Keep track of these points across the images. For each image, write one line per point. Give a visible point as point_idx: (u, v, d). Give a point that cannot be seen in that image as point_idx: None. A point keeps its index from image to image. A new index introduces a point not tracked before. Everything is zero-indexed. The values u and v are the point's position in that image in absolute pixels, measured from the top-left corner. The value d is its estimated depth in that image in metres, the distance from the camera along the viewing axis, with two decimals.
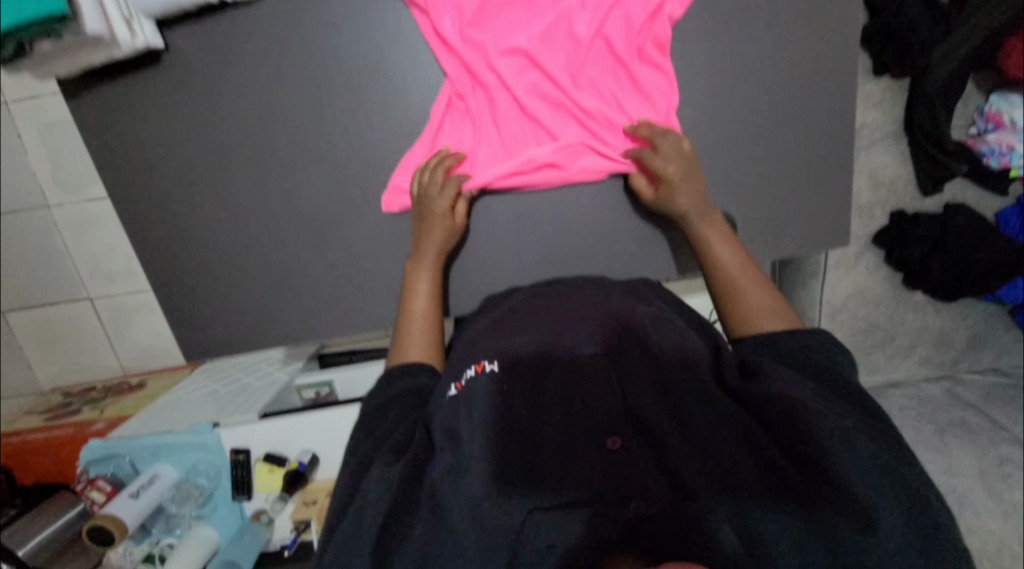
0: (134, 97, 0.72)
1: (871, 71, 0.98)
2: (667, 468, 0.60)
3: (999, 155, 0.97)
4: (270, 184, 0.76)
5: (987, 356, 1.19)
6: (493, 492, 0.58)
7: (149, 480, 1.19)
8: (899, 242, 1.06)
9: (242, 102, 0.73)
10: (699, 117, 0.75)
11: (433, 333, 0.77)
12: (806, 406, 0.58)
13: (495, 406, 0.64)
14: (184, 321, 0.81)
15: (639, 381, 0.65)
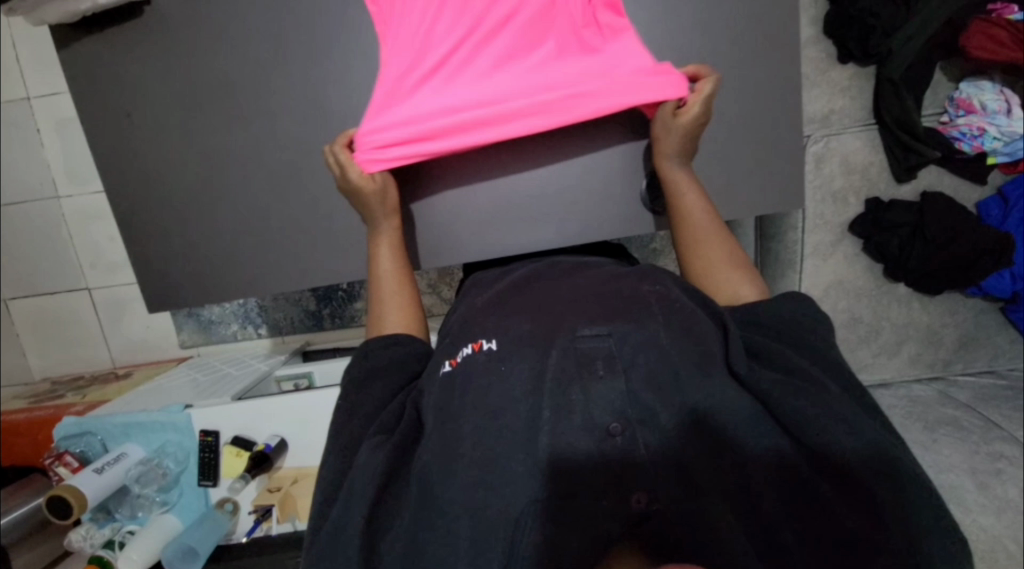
0: (115, 50, 0.76)
1: (837, 58, 1.00)
2: (678, 466, 0.54)
3: (970, 138, 0.98)
4: (234, 133, 0.78)
5: (983, 357, 1.14)
6: (488, 480, 0.54)
7: (115, 458, 1.19)
8: (876, 229, 1.05)
9: (212, 53, 0.76)
10: None
11: (406, 301, 0.75)
12: (827, 402, 0.54)
13: (485, 386, 0.57)
14: (150, 270, 0.83)
15: (649, 365, 0.55)
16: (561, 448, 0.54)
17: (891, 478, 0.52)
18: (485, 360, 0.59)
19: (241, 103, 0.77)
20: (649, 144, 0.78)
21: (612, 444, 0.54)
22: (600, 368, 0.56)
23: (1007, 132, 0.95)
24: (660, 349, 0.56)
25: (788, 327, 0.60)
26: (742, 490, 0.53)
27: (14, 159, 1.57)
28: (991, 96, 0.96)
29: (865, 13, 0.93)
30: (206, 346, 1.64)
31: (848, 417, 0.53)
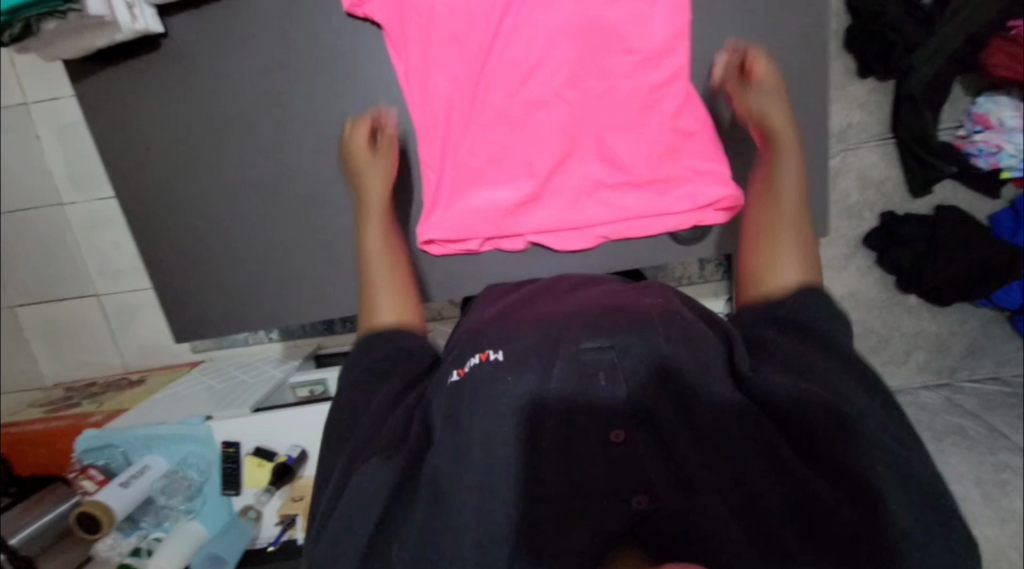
0: (135, 83, 0.74)
1: (856, 72, 1.00)
2: (668, 453, 0.52)
3: (987, 155, 0.97)
4: (260, 166, 0.78)
5: (987, 364, 1.17)
6: (483, 495, 0.49)
7: (139, 471, 1.20)
8: (890, 243, 1.06)
9: (233, 85, 0.75)
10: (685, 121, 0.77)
11: (395, 281, 0.68)
12: (860, 413, 0.48)
13: (488, 401, 0.53)
14: (175, 303, 0.83)
15: (648, 378, 0.54)
16: (548, 443, 0.52)
17: (922, 502, 0.46)
18: (492, 369, 0.55)
19: (264, 133, 0.77)
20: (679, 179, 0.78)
21: (609, 444, 0.53)
22: (599, 375, 0.54)
23: None
24: (659, 348, 0.54)
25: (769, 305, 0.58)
26: (733, 481, 0.50)
27: (16, 166, 1.54)
28: (1010, 113, 0.95)
29: (886, 30, 0.92)
30: (219, 351, 1.64)
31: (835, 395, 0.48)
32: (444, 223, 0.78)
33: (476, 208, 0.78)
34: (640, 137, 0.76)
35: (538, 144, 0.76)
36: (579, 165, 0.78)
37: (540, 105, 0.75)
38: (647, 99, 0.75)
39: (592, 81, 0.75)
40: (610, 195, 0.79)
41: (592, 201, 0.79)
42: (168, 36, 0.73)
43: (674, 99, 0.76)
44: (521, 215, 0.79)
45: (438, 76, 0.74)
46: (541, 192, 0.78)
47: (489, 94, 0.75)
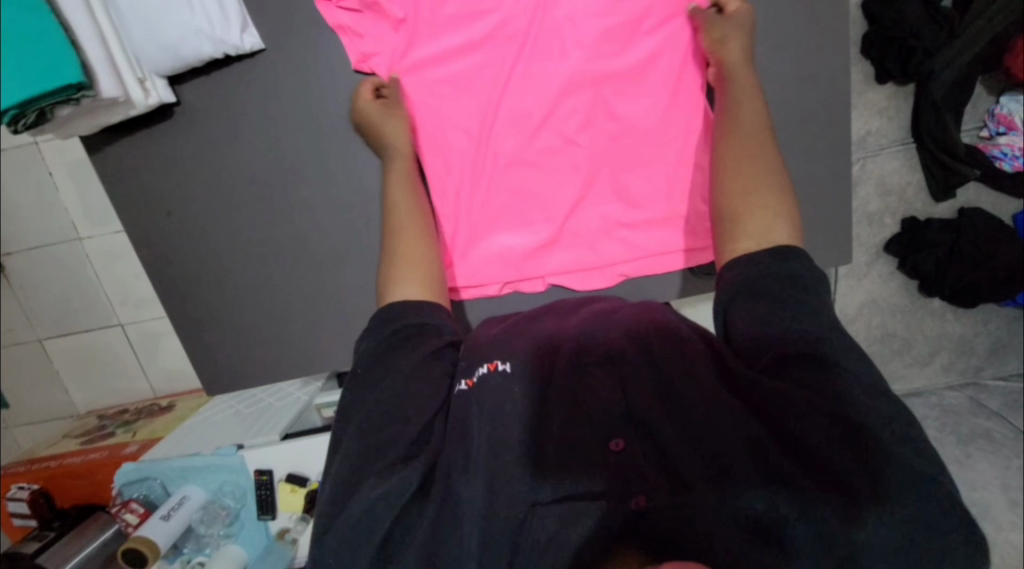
0: (151, 151, 0.75)
1: (874, 78, 0.97)
2: (661, 450, 0.55)
3: (1012, 158, 0.95)
4: (279, 223, 0.78)
5: (1013, 361, 1.16)
6: (491, 487, 0.55)
7: (178, 502, 1.24)
8: (912, 249, 1.04)
9: (246, 146, 0.75)
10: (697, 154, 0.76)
11: (423, 255, 0.68)
12: (833, 389, 0.50)
13: (503, 403, 0.59)
14: (206, 357, 0.85)
15: (640, 383, 0.60)
16: (542, 446, 0.57)
17: (916, 479, 0.46)
18: (502, 379, 0.61)
19: (281, 191, 0.77)
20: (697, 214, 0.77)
21: (608, 451, 0.56)
22: (598, 386, 0.61)
23: None
24: (652, 362, 0.61)
25: (768, 299, 0.55)
26: (719, 478, 0.51)
27: (31, 204, 1.55)
28: None
29: (906, 35, 0.89)
30: None
31: (820, 390, 0.50)
32: (468, 270, 0.79)
33: (498, 254, 0.79)
34: (655, 173, 0.76)
35: (554, 186, 0.77)
36: (596, 205, 0.78)
37: (554, 150, 0.76)
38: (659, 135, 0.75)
39: (602, 121, 0.75)
40: (629, 232, 0.79)
41: (611, 238, 0.79)
42: (180, 104, 0.73)
43: (686, 134, 0.75)
44: (542, 258, 0.79)
45: (450, 128, 0.75)
46: (560, 233, 0.79)
47: (502, 142, 0.75)
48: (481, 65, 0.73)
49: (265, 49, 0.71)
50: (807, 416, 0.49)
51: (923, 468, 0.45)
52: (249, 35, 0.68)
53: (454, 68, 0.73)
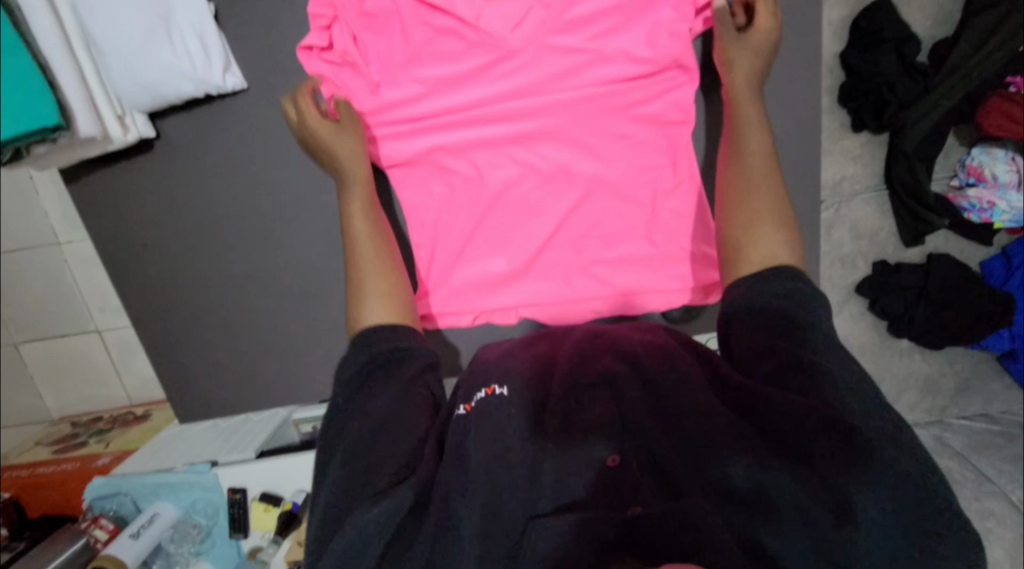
0: (128, 182, 0.75)
1: (850, 126, 0.99)
2: (653, 465, 0.57)
3: (980, 210, 0.99)
4: (254, 256, 0.78)
5: (976, 402, 1.19)
6: (491, 502, 0.55)
7: (149, 520, 1.24)
8: (883, 292, 1.07)
9: (223, 179, 0.75)
10: (678, 192, 0.73)
11: (390, 283, 0.67)
12: (824, 401, 0.53)
13: (506, 418, 0.60)
14: (177, 386, 0.84)
15: (633, 403, 0.60)
16: (531, 453, 0.58)
17: (896, 485, 0.49)
18: (500, 402, 0.61)
19: (257, 225, 0.77)
20: (671, 254, 0.74)
21: (606, 468, 0.57)
22: (594, 411, 0.60)
23: (1014, 207, 0.97)
24: (644, 382, 0.62)
25: (767, 331, 0.58)
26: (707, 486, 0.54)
27: (11, 208, 1.53)
28: (1003, 167, 0.96)
29: (881, 88, 0.91)
30: None
31: (807, 400, 0.53)
32: (441, 299, 0.75)
33: (469, 285, 0.75)
34: (633, 210, 0.73)
35: (529, 220, 0.73)
36: (574, 240, 0.74)
37: (531, 180, 0.72)
38: (640, 172, 0.71)
39: (582, 154, 0.71)
40: (606, 269, 0.75)
41: (589, 275, 0.75)
42: (159, 138, 0.73)
43: (668, 173, 0.72)
44: (516, 293, 0.75)
45: (425, 155, 0.71)
46: (534, 268, 0.75)
47: (478, 172, 0.72)
48: (458, 91, 0.70)
49: (247, 88, 0.71)
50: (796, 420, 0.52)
51: (897, 469, 0.50)
52: (231, 75, 0.68)
53: (430, 94, 0.70)
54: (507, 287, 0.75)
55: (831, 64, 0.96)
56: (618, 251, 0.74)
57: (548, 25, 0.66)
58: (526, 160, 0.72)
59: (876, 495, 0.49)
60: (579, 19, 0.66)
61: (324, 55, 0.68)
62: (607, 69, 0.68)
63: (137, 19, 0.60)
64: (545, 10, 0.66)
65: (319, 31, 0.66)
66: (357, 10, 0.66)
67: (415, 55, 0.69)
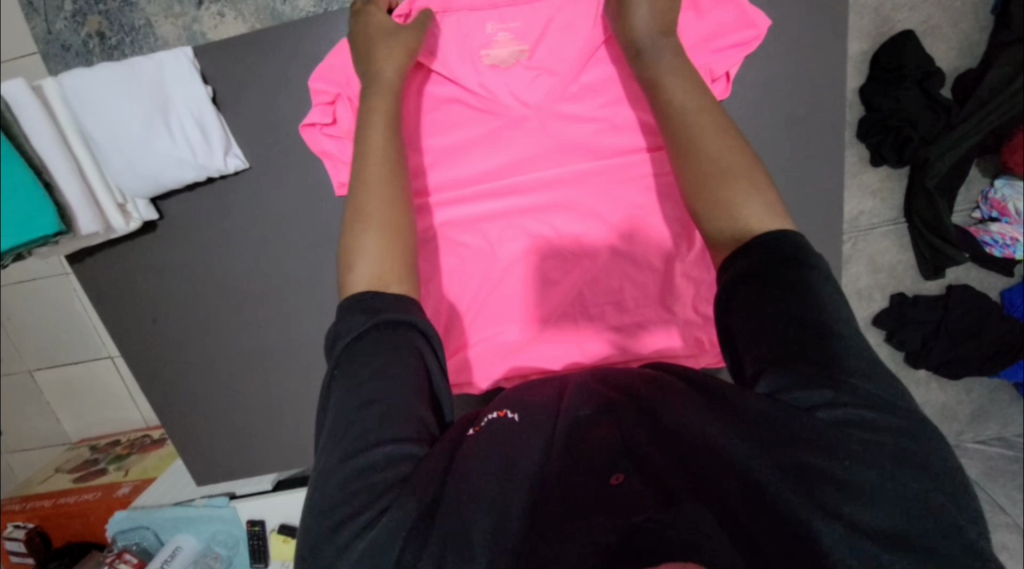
0: (153, 255, 0.79)
1: (869, 161, 0.96)
2: (656, 478, 0.54)
3: (1003, 246, 0.96)
4: (274, 321, 0.83)
5: (992, 427, 1.18)
6: (490, 523, 0.48)
7: (172, 553, 1.27)
8: (899, 325, 1.05)
9: (240, 257, 0.80)
10: (692, 258, 0.72)
11: (394, 219, 0.62)
12: (864, 415, 0.45)
13: (497, 443, 0.54)
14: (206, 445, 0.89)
15: (635, 426, 0.57)
16: (532, 465, 0.53)
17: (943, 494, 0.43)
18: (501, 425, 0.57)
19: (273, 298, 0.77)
20: (689, 322, 0.73)
21: (608, 486, 0.55)
22: (598, 434, 0.58)
23: None
24: (642, 411, 0.58)
25: (774, 322, 0.48)
26: (721, 501, 0.48)
27: None
28: None
29: (902, 124, 0.88)
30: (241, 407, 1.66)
31: (844, 403, 0.45)
32: (459, 366, 0.75)
33: (485, 350, 0.75)
34: (647, 277, 0.73)
35: (544, 283, 0.74)
36: (588, 305, 0.74)
37: (545, 247, 0.73)
38: (652, 238, 0.72)
39: (594, 217, 0.73)
40: (622, 335, 0.74)
41: (604, 340, 0.73)
42: (163, 220, 0.78)
43: (681, 240, 0.72)
44: (532, 359, 0.74)
45: (444, 219, 0.74)
46: (549, 333, 0.74)
47: (493, 236, 0.74)
48: (477, 158, 0.74)
49: (250, 167, 0.76)
50: (835, 435, 0.44)
51: (936, 482, 0.44)
52: (232, 156, 0.73)
53: (450, 161, 0.74)
54: (523, 352, 0.74)
55: (852, 99, 0.93)
56: (635, 315, 0.74)
57: (558, 92, 0.70)
58: (539, 224, 0.74)
59: (928, 508, 0.42)
60: (588, 88, 0.71)
61: (326, 130, 0.70)
62: (616, 137, 0.72)
63: (133, 114, 0.67)
64: (555, 80, 0.70)
65: (323, 108, 0.68)
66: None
67: (431, 123, 0.73)
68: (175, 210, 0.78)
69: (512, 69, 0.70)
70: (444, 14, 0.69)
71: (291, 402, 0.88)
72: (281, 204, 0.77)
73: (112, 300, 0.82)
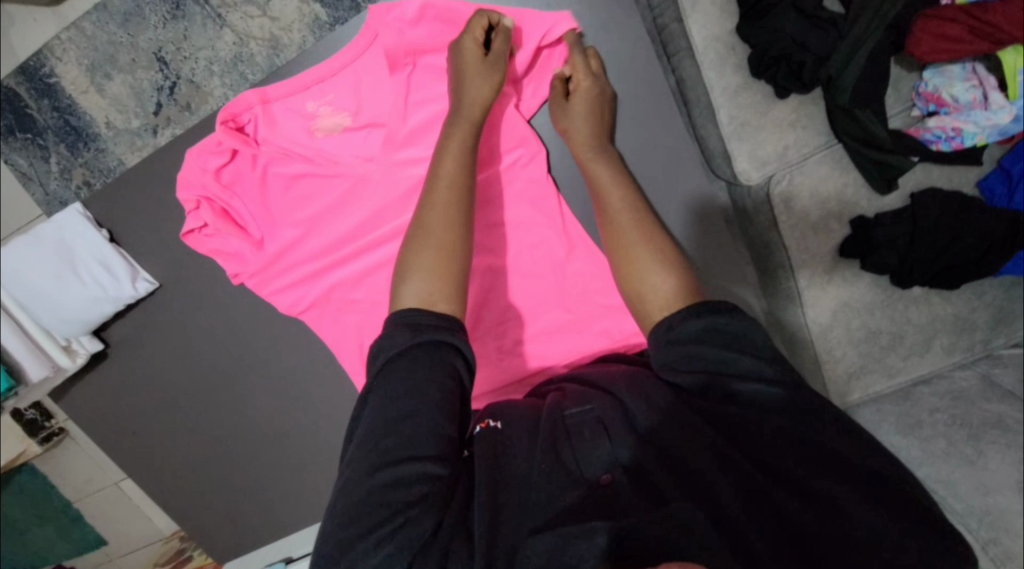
0: (128, 366, 0.94)
1: (774, 95, 0.91)
2: (645, 481, 0.58)
3: (948, 139, 0.89)
4: (247, 398, 0.96)
5: (1021, 326, 1.07)
6: (497, 527, 0.54)
7: None
8: (867, 249, 0.97)
9: (199, 352, 0.93)
10: (561, 249, 0.85)
11: (449, 236, 0.66)
12: (837, 432, 0.57)
13: (498, 456, 0.59)
14: (217, 517, 1.01)
15: (627, 431, 0.61)
16: (522, 467, 0.58)
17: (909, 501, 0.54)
18: (492, 435, 0.61)
19: (253, 362, 0.94)
20: (574, 309, 0.85)
21: (600, 487, 0.58)
22: (586, 436, 0.61)
23: (987, 126, 0.87)
24: (634, 414, 0.62)
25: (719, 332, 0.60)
26: (712, 499, 0.56)
27: None
28: (961, 87, 0.85)
29: (789, 51, 0.85)
30: None
31: (825, 421, 0.57)
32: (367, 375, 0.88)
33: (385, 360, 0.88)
34: (539, 273, 0.85)
35: None
36: (497, 316, 0.85)
37: None
38: (529, 239, 0.85)
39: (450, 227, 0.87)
40: (528, 327, 0.85)
41: (516, 337, 0.85)
42: (109, 346, 0.93)
43: (551, 235, 0.85)
44: None
45: (324, 267, 0.87)
46: None
47: (368, 265, 0.87)
48: (338, 207, 0.86)
49: (161, 284, 0.91)
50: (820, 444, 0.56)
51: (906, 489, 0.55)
52: (141, 280, 0.90)
53: (315, 219, 0.87)
54: None
55: (733, 42, 0.89)
56: (531, 310, 0.85)
57: (391, 137, 0.83)
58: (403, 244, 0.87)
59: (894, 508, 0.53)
60: (415, 127, 0.83)
61: (204, 232, 0.84)
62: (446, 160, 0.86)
63: (47, 273, 0.83)
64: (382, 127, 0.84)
65: (192, 215, 0.83)
66: (219, 185, 0.83)
67: (292, 201, 0.86)
68: (137, 325, 0.93)
69: (345, 131, 0.84)
70: (277, 108, 0.83)
71: (281, 464, 0.99)
72: (224, 297, 0.92)
73: (102, 413, 0.95)
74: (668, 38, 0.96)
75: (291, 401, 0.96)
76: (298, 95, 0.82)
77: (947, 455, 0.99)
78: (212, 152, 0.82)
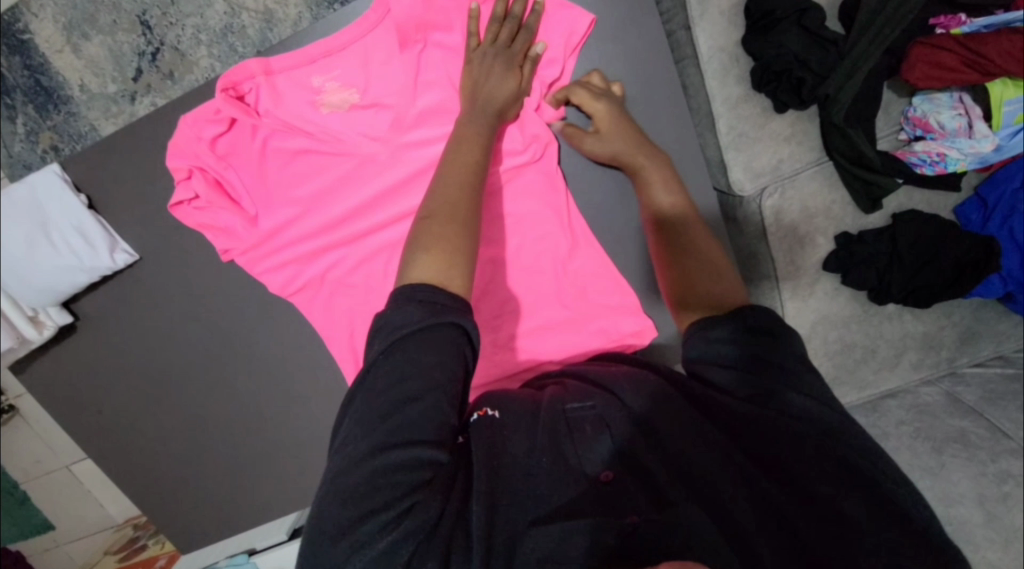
0: (96, 343, 0.89)
1: (773, 109, 0.93)
2: (644, 476, 0.58)
3: (932, 163, 0.93)
4: (223, 383, 0.92)
5: (985, 347, 1.12)
6: (499, 521, 0.53)
7: None
8: (850, 265, 1.00)
9: (175, 331, 0.89)
10: (562, 243, 0.84)
11: (458, 214, 0.64)
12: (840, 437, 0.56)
13: (499, 446, 0.58)
14: (182, 507, 0.96)
15: (627, 427, 0.61)
16: (522, 459, 0.58)
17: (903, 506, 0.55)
18: (491, 425, 0.59)
19: (233, 347, 0.91)
20: (569, 304, 0.85)
21: (601, 483, 0.57)
22: (587, 431, 0.60)
23: (970, 153, 0.90)
24: (634, 411, 0.62)
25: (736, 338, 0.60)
26: (711, 498, 0.57)
27: None
28: (948, 115, 0.89)
29: (792, 68, 0.87)
30: None
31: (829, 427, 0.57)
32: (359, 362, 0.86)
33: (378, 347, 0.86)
34: (536, 264, 0.85)
35: None
36: (492, 307, 0.84)
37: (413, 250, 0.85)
38: (528, 230, 0.85)
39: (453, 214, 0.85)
40: (524, 318, 0.85)
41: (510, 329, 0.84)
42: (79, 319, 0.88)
43: (550, 227, 0.85)
44: None
45: (318, 249, 0.85)
46: None
47: (365, 249, 0.85)
48: (337, 188, 0.84)
49: (141, 257, 0.87)
50: (822, 447, 0.56)
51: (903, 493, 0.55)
52: (120, 251, 0.85)
53: (313, 198, 0.84)
54: None
55: (738, 54, 0.91)
56: (526, 301, 0.85)
57: (399, 119, 0.81)
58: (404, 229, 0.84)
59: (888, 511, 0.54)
60: (424, 110, 0.81)
61: (194, 204, 0.81)
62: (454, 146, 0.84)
63: (18, 238, 0.80)
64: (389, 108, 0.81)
65: (183, 186, 0.79)
66: (214, 156, 0.80)
67: (290, 177, 0.83)
68: (108, 300, 0.88)
69: (351, 109, 0.81)
70: (280, 80, 0.80)
71: (255, 454, 0.95)
72: (205, 275, 0.88)
73: (64, 392, 0.90)
74: (674, 44, 0.97)
75: (271, 387, 0.93)
76: (304, 69, 0.79)
77: (911, 467, 1.04)
78: (209, 120, 0.79)
